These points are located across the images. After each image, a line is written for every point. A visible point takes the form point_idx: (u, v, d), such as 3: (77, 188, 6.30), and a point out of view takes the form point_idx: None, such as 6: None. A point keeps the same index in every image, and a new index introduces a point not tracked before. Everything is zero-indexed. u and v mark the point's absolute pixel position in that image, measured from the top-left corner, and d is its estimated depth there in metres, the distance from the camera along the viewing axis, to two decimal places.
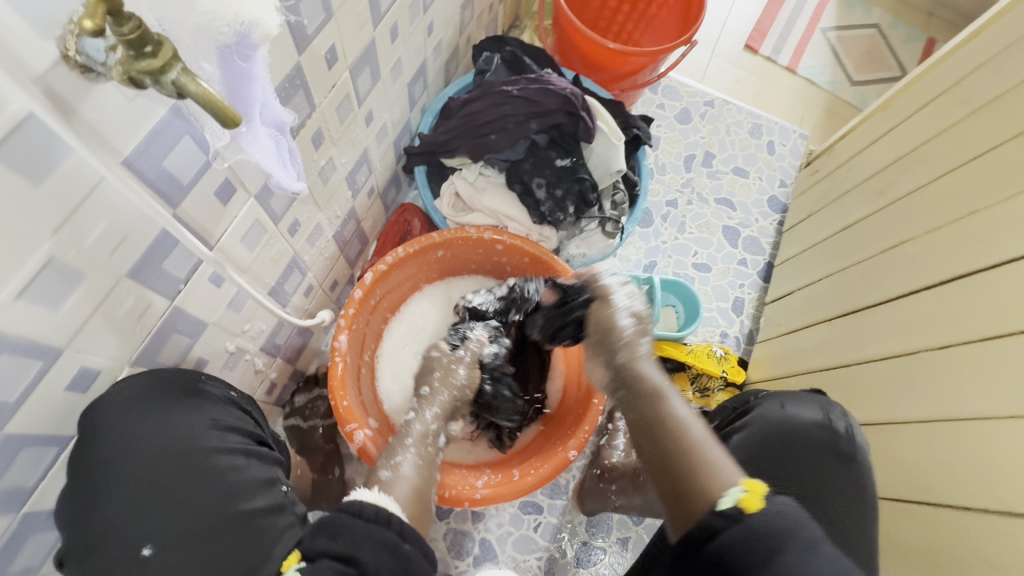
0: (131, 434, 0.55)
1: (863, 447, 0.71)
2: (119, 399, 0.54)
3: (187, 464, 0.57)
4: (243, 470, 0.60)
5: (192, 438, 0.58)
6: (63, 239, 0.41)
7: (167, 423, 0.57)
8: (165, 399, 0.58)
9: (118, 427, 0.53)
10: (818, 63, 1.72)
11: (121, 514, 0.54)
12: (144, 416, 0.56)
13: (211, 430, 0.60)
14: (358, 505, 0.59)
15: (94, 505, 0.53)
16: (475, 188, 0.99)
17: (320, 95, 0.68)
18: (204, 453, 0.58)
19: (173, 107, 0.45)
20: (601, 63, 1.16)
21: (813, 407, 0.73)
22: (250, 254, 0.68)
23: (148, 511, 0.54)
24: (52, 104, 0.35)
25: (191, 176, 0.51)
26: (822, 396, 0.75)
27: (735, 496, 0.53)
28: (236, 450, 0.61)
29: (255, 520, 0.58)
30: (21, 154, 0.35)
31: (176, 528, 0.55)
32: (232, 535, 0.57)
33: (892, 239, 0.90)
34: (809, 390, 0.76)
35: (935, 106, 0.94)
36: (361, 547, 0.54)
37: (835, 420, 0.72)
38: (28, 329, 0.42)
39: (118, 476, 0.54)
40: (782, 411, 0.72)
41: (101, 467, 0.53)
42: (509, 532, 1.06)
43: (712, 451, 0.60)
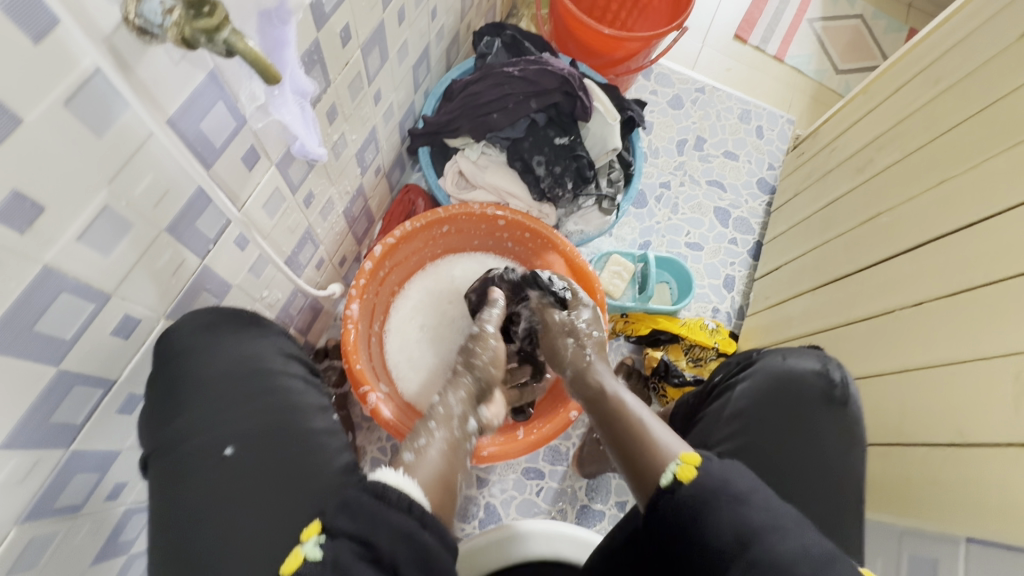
0: (212, 351, 0.63)
1: (856, 396, 0.76)
2: (199, 321, 0.62)
3: (257, 381, 0.65)
4: (303, 394, 0.68)
5: (261, 358, 0.66)
6: (117, 188, 0.46)
7: (241, 345, 0.66)
8: (238, 325, 0.67)
9: (201, 344, 0.62)
10: (804, 53, 1.78)
11: (201, 419, 0.61)
12: (222, 335, 0.64)
13: (277, 356, 0.69)
14: (382, 487, 0.58)
15: (173, 414, 0.60)
16: (477, 166, 1.04)
17: (335, 72, 0.72)
18: (271, 375, 0.66)
19: (210, 72, 0.49)
20: (596, 48, 1.20)
21: (811, 358, 0.78)
22: (270, 221, 0.73)
23: (226, 418, 0.62)
24: (115, 61, 0.40)
25: (223, 139, 0.55)
26: (820, 350, 0.80)
27: (672, 470, 0.61)
28: (295, 378, 0.69)
29: (315, 437, 0.65)
30: (87, 107, 0.40)
31: (250, 433, 0.62)
32: (298, 445, 0.63)
33: (870, 211, 0.96)
34: (808, 345, 0.82)
35: (909, 87, 1.00)
36: (379, 530, 0.53)
37: (832, 369, 0.77)
38: (84, 271, 0.46)
39: (199, 389, 0.62)
40: (784, 361, 0.78)
41: (178, 382, 0.60)
42: (512, 496, 1.11)
43: (656, 430, 0.68)
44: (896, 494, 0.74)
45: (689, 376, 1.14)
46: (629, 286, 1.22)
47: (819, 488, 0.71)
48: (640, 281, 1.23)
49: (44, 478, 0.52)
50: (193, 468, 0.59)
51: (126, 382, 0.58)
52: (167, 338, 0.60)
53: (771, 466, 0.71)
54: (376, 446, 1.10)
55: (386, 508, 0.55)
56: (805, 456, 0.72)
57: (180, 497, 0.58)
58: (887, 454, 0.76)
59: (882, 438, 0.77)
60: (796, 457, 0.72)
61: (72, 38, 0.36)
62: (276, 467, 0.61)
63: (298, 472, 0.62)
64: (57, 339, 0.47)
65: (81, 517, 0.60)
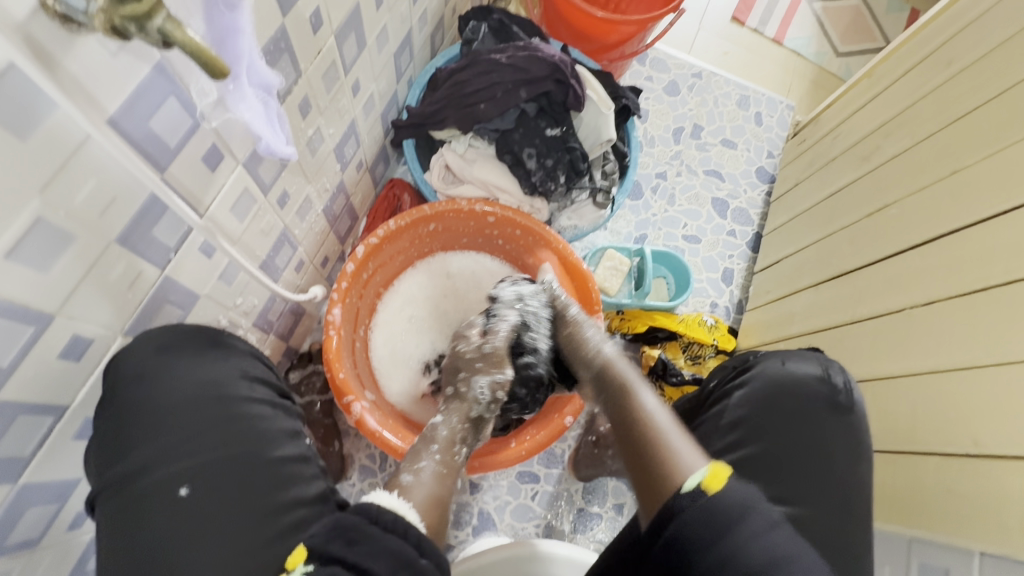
0: (169, 375, 0.58)
1: (859, 400, 0.73)
2: (151, 345, 0.56)
3: (221, 407, 0.59)
4: (273, 419, 0.63)
5: (223, 384, 0.60)
6: (52, 198, 0.41)
7: (199, 369, 0.60)
8: (195, 348, 0.60)
9: (157, 370, 0.56)
10: (803, 35, 1.72)
11: (153, 455, 0.55)
12: (175, 361, 0.58)
13: (241, 379, 0.63)
14: (376, 510, 0.55)
15: (122, 450, 0.54)
16: (465, 159, 0.99)
17: (306, 61, 0.67)
18: (238, 399, 0.61)
19: (158, 64, 0.44)
20: (588, 33, 1.14)
21: (812, 362, 0.75)
22: (240, 224, 0.68)
23: (184, 451, 0.56)
24: (32, 54, 0.34)
25: (178, 139, 0.50)
26: (819, 352, 0.77)
27: (699, 478, 0.55)
28: (265, 401, 0.63)
29: (286, 466, 0.60)
30: (3, 107, 0.34)
31: (212, 467, 0.56)
32: (268, 476, 0.58)
33: (876, 203, 0.91)
34: (807, 347, 0.78)
35: (918, 71, 0.95)
36: (372, 560, 0.49)
37: (834, 374, 0.73)
38: (19, 292, 0.41)
39: (153, 419, 0.56)
40: (783, 366, 0.74)
41: (130, 411, 0.55)
42: (507, 502, 1.07)
43: (677, 441, 0.62)
44: (906, 502, 0.71)
45: (688, 375, 1.10)
46: (625, 282, 1.18)
47: (823, 500, 0.68)
48: (637, 276, 1.18)
49: None
50: (148, 508, 0.54)
51: (79, 408, 0.53)
52: (127, 356, 0.55)
53: (770, 465, 0.69)
54: (365, 453, 1.07)
55: (379, 532, 0.52)
56: (810, 468, 0.69)
57: (132, 542, 0.52)
58: (897, 460, 0.73)
59: (891, 442, 0.74)
60: (803, 465, 0.69)
61: None
62: (243, 503, 0.56)
63: (267, 508, 0.57)
64: None
65: (39, 551, 0.56)
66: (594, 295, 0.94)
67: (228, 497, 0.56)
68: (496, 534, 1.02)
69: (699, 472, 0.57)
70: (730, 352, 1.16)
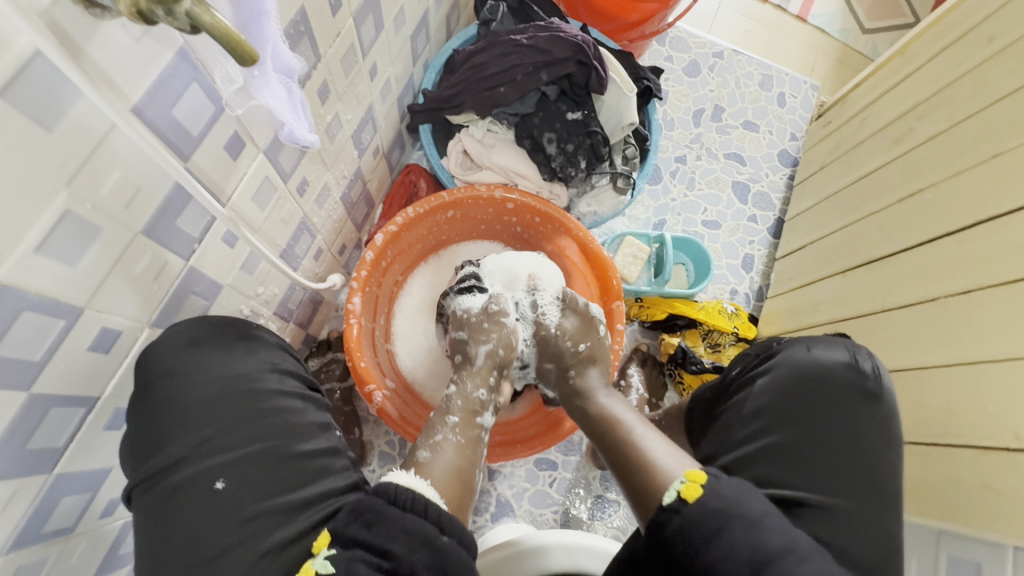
0: (198, 370, 0.58)
1: (890, 386, 0.72)
2: (181, 339, 0.57)
3: (251, 401, 0.59)
4: (301, 411, 0.62)
5: (252, 377, 0.60)
6: (79, 190, 0.40)
7: (228, 363, 0.60)
8: (223, 341, 0.61)
9: (186, 369, 0.56)
10: (828, 11, 1.67)
11: (186, 450, 0.55)
12: (203, 355, 0.58)
13: (270, 372, 0.62)
14: (394, 490, 0.55)
15: (153, 446, 0.55)
16: (484, 145, 0.97)
17: (325, 45, 0.65)
18: (266, 393, 0.60)
19: (181, 50, 0.43)
20: (608, 11, 1.11)
21: (839, 348, 0.74)
22: (260, 214, 0.67)
23: (215, 446, 0.56)
24: (57, 42, 0.33)
25: (201, 127, 0.48)
26: (847, 339, 0.76)
27: (677, 487, 0.57)
28: (293, 394, 0.63)
29: (316, 460, 0.60)
30: (29, 98, 0.33)
31: (242, 462, 0.56)
32: (297, 469, 0.59)
33: (908, 187, 0.89)
34: (835, 334, 0.77)
35: (956, 48, 0.91)
36: (392, 540, 0.50)
37: (862, 360, 0.72)
38: (47, 286, 0.40)
39: (184, 413, 0.56)
40: (808, 353, 0.73)
41: (158, 407, 0.55)
42: (525, 489, 1.08)
43: (656, 452, 0.64)
44: (937, 495, 0.70)
45: (708, 362, 1.09)
46: (645, 269, 1.16)
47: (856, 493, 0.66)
48: (656, 263, 1.17)
49: (26, 506, 0.48)
50: (182, 504, 0.54)
51: (109, 399, 0.53)
52: (157, 348, 0.55)
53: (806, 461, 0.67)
54: (384, 440, 1.07)
55: (398, 513, 0.52)
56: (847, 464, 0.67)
57: (166, 539, 0.53)
58: (930, 452, 0.72)
59: (923, 434, 0.73)
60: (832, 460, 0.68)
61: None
62: (273, 496, 0.56)
63: (297, 502, 0.57)
64: (24, 362, 0.42)
65: (74, 539, 0.57)
66: (614, 283, 0.93)
67: (258, 489, 0.56)
68: (514, 521, 1.02)
69: (676, 480, 0.58)
70: (750, 340, 1.14)
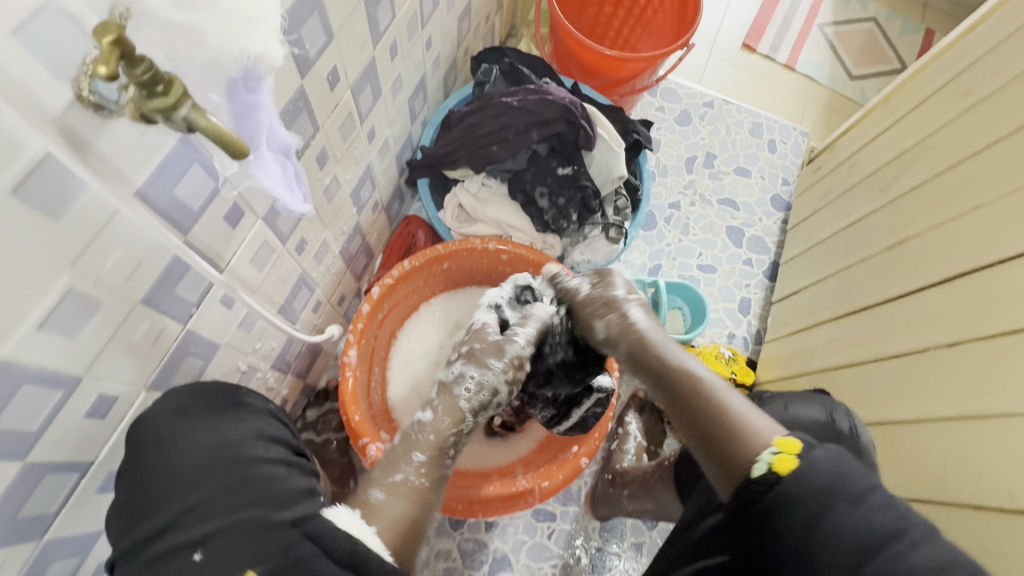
0: (186, 437, 0.59)
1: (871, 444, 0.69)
2: (171, 408, 0.59)
3: (236, 468, 0.59)
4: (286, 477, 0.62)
5: (239, 445, 0.61)
6: (82, 270, 0.42)
7: (215, 429, 0.61)
8: (213, 408, 0.63)
9: (173, 439, 0.57)
10: (816, 60, 1.73)
11: (171, 519, 0.54)
12: (192, 424, 0.60)
13: (256, 440, 0.63)
14: (333, 536, 0.54)
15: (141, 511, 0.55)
16: (478, 199, 1.00)
17: (324, 116, 0.70)
18: (253, 459, 0.61)
19: (182, 137, 0.46)
20: (597, 70, 1.16)
21: (815, 407, 0.74)
22: (259, 274, 0.70)
23: (196, 516, 0.55)
24: (67, 144, 0.36)
25: (201, 202, 0.52)
26: (823, 398, 0.76)
27: (769, 459, 0.50)
28: (280, 461, 0.63)
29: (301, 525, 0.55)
30: (39, 193, 0.36)
31: (223, 530, 0.53)
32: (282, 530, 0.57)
33: (895, 236, 0.90)
34: (811, 390, 0.78)
35: (934, 101, 0.95)
36: None
37: (838, 420, 0.71)
38: (48, 359, 0.42)
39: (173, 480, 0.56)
40: (785, 411, 0.73)
41: (148, 476, 0.56)
42: (523, 541, 1.06)
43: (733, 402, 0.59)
44: None
45: None
46: None
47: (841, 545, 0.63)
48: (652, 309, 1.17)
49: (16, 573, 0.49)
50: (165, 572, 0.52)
51: (104, 461, 0.54)
52: (156, 413, 0.58)
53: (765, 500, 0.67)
54: None
55: (335, 570, 0.52)
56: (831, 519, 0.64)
57: None
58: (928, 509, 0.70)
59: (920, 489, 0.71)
60: None
61: (15, 126, 0.33)
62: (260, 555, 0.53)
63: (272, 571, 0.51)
64: (22, 433, 0.43)
65: None
66: None
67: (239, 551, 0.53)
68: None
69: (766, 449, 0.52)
70: (749, 385, 1.13)
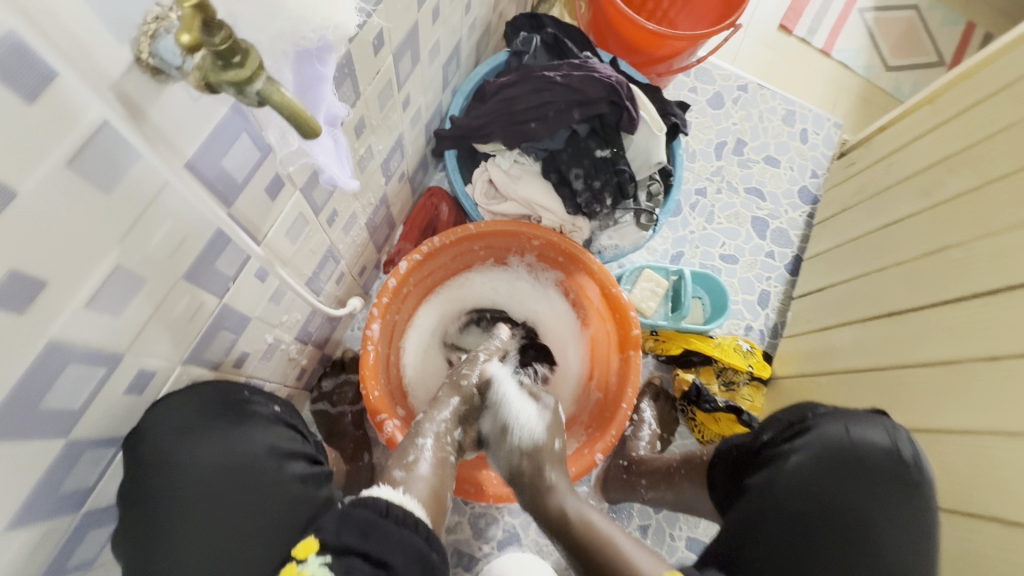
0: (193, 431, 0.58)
1: (927, 474, 0.69)
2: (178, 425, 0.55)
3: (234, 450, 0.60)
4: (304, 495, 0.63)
5: (247, 442, 0.61)
6: (130, 246, 0.40)
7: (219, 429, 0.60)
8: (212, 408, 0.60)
9: (177, 450, 0.56)
10: (852, 47, 1.67)
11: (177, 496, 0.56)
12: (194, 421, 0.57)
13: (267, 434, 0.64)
14: (385, 505, 0.58)
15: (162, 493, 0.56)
16: (510, 176, 0.96)
17: (365, 82, 0.66)
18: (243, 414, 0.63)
19: (234, 105, 0.43)
20: (638, 45, 1.11)
21: (879, 430, 0.71)
22: (292, 246, 0.67)
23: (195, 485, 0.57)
24: (126, 110, 0.33)
25: (246, 173, 0.49)
26: (887, 418, 0.73)
27: None
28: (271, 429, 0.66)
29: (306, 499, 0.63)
30: (95, 166, 0.34)
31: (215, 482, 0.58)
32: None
33: (936, 241, 0.90)
34: (873, 410, 0.75)
35: (988, 105, 0.91)
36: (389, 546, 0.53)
37: (902, 446, 0.70)
38: (95, 338, 0.41)
39: (178, 496, 0.57)
40: (846, 433, 0.71)
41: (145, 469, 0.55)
42: (533, 518, 1.07)
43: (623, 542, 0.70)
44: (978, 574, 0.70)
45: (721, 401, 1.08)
46: (662, 303, 1.14)
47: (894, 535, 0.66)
48: (673, 298, 1.15)
49: (56, 543, 0.49)
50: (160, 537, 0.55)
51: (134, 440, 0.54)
52: (161, 419, 0.54)
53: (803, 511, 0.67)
54: None
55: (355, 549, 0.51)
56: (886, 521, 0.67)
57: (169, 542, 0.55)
58: (957, 516, 0.74)
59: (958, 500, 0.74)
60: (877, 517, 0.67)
61: (75, 92, 0.30)
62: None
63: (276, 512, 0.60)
64: (66, 412, 0.42)
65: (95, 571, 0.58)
66: (634, 333, 0.92)
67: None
68: (520, 551, 1.02)
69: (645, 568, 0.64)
70: (764, 378, 1.14)
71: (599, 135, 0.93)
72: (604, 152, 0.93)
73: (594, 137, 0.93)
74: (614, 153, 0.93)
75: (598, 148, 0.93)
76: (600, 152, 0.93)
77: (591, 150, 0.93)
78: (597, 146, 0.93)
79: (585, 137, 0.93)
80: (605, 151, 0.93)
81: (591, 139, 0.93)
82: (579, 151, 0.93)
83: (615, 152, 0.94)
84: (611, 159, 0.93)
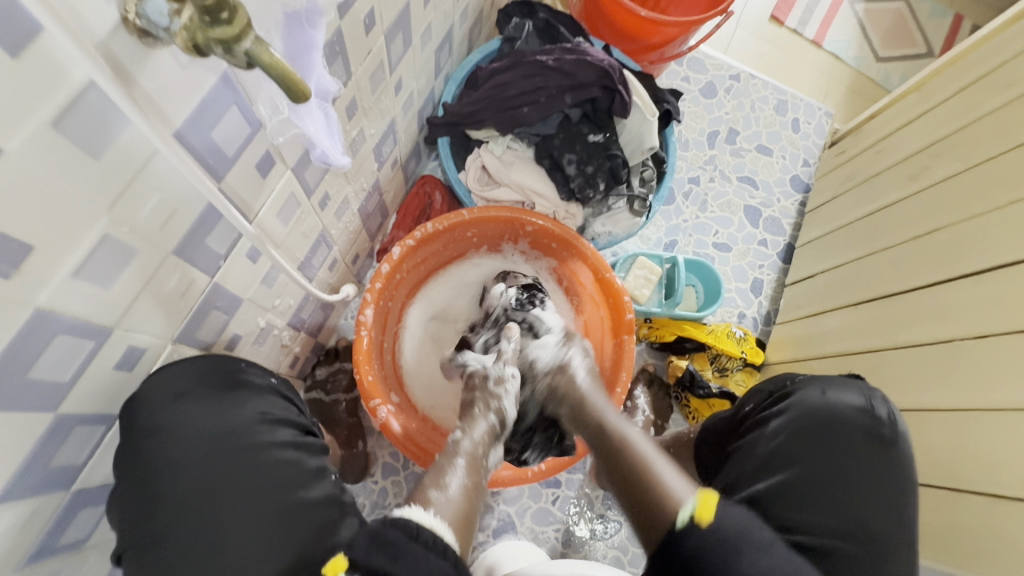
0: (189, 413, 0.58)
1: (903, 433, 0.71)
2: (169, 393, 0.55)
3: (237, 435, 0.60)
4: (297, 461, 0.63)
5: (245, 430, 0.60)
6: (119, 215, 0.40)
7: (217, 410, 0.60)
8: (211, 389, 0.60)
9: (170, 419, 0.55)
10: (843, 38, 1.68)
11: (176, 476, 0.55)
12: (189, 406, 0.58)
13: (264, 423, 0.62)
14: (414, 526, 0.55)
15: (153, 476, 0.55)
16: (503, 162, 0.96)
17: (356, 62, 0.65)
18: (243, 394, 0.63)
19: (223, 75, 0.42)
20: (630, 33, 1.11)
21: (852, 391, 0.73)
22: (283, 227, 0.67)
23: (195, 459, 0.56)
24: (114, 73, 0.33)
25: (236, 147, 0.48)
26: (860, 381, 0.75)
27: (691, 506, 0.60)
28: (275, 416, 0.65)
29: (314, 509, 0.60)
30: (82, 127, 0.33)
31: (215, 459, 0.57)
32: (295, 526, 0.58)
33: (924, 225, 0.90)
34: (846, 373, 0.76)
35: (974, 89, 0.92)
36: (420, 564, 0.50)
37: (876, 406, 0.72)
38: (83, 310, 0.41)
39: (173, 470, 0.57)
40: (823, 396, 0.72)
41: (140, 454, 0.55)
42: (528, 505, 1.07)
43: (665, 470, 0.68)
44: (966, 549, 0.70)
45: (715, 387, 1.09)
46: (655, 291, 1.15)
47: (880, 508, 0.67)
48: (666, 286, 1.15)
49: (44, 523, 0.49)
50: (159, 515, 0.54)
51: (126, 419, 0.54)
52: (154, 393, 0.55)
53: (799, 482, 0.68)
54: (388, 451, 1.07)
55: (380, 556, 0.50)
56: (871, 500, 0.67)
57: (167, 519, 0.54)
58: (946, 493, 0.75)
59: (946, 478, 0.74)
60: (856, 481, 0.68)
61: (62, 50, 0.30)
62: (291, 549, 0.57)
63: (276, 504, 0.59)
64: (54, 385, 0.42)
65: (86, 552, 0.58)
66: (628, 319, 0.92)
67: (263, 553, 0.56)
68: (516, 538, 1.02)
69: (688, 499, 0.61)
70: (757, 365, 1.15)
71: (592, 120, 0.94)
72: (596, 137, 0.94)
73: (586, 122, 0.94)
74: (607, 138, 0.94)
75: (591, 133, 0.94)
76: (593, 137, 0.93)
77: (584, 134, 0.93)
78: (590, 130, 0.93)
79: (578, 122, 0.93)
80: (598, 136, 0.93)
81: (585, 125, 0.94)
82: (572, 135, 0.93)
83: (608, 138, 0.94)
84: (604, 144, 0.94)
